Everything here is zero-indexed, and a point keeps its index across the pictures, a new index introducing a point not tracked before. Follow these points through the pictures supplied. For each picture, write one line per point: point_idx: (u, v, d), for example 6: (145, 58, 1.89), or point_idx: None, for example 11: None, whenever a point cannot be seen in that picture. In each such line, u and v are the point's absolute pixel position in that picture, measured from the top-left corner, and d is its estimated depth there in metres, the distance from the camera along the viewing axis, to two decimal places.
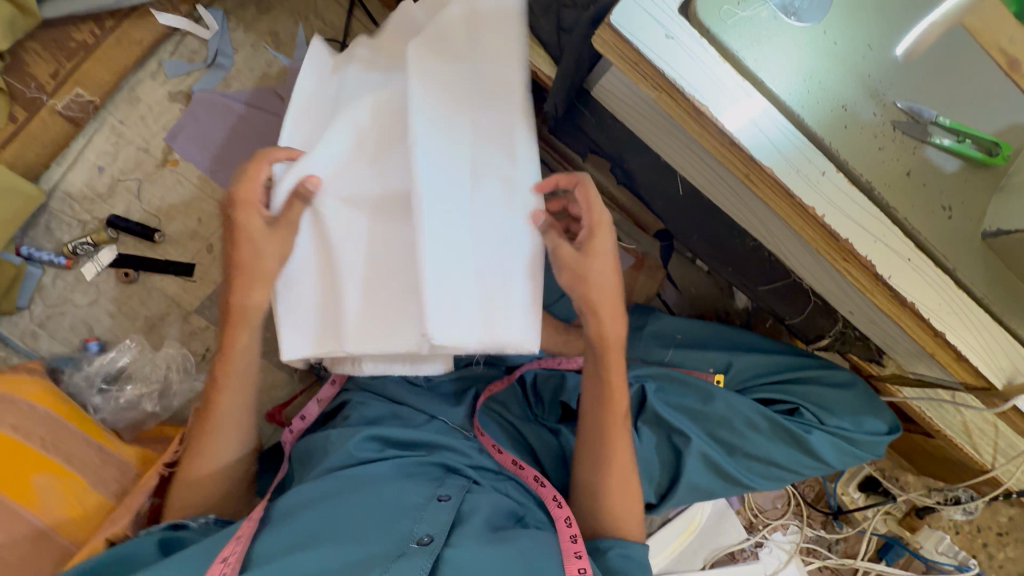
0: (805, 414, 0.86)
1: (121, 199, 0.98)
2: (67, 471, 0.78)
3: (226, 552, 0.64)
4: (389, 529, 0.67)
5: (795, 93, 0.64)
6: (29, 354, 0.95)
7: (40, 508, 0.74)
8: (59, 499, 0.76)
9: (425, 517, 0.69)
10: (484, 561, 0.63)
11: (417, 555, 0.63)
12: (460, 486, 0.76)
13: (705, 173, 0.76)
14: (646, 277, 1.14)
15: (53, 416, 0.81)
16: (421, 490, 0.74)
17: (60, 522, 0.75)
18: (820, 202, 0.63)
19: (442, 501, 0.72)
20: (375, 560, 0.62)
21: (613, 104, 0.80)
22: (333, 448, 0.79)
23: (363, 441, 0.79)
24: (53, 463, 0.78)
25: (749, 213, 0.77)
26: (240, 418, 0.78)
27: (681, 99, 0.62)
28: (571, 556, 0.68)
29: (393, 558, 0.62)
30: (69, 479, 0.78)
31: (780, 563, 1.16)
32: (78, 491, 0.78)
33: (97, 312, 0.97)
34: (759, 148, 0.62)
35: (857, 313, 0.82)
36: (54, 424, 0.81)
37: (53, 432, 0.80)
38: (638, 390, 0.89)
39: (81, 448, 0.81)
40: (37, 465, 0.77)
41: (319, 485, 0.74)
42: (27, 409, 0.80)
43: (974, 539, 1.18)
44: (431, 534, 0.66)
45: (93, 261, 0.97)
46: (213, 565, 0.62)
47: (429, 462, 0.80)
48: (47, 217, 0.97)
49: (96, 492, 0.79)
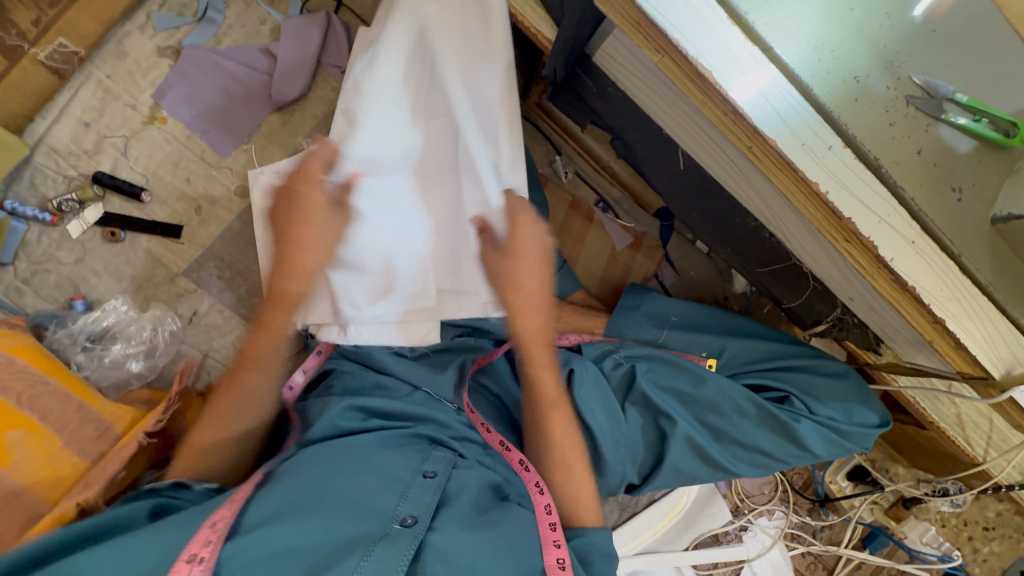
0: (795, 403, 0.84)
1: (107, 156, 0.96)
2: (40, 427, 0.77)
3: (215, 516, 0.59)
4: (374, 503, 0.64)
5: (804, 62, 0.61)
6: (13, 310, 0.94)
7: (10, 464, 0.73)
8: (31, 456, 0.75)
9: (411, 494, 0.66)
10: (467, 548, 0.61)
11: (401, 538, 0.60)
12: (446, 462, 0.73)
13: (707, 147, 0.74)
14: (644, 257, 1.10)
15: (32, 372, 0.80)
16: (406, 463, 0.71)
17: (33, 480, 0.74)
18: (826, 179, 0.60)
19: (429, 478, 0.69)
20: (358, 539, 0.59)
21: (614, 71, 0.77)
22: (316, 416, 0.78)
23: (346, 409, 0.78)
24: (25, 419, 0.76)
25: (751, 189, 0.75)
26: (261, 387, 0.75)
27: (684, 63, 0.58)
28: (550, 544, 0.67)
29: (376, 539, 0.59)
30: (42, 435, 0.77)
31: (764, 547, 1.17)
32: (50, 449, 0.77)
33: (83, 270, 0.96)
34: (764, 118, 0.59)
35: (857, 299, 0.81)
36: (35, 380, 0.80)
37: (32, 388, 0.79)
38: (628, 370, 0.88)
39: (61, 405, 0.81)
40: (10, 420, 0.75)
41: (302, 453, 0.71)
42: (4, 362, 0.79)
43: (959, 532, 1.18)
44: (416, 515, 0.63)
45: (79, 219, 0.95)
46: (199, 530, 0.57)
47: (415, 433, 0.78)
48: (31, 171, 0.94)
49: (69, 451, 0.78)
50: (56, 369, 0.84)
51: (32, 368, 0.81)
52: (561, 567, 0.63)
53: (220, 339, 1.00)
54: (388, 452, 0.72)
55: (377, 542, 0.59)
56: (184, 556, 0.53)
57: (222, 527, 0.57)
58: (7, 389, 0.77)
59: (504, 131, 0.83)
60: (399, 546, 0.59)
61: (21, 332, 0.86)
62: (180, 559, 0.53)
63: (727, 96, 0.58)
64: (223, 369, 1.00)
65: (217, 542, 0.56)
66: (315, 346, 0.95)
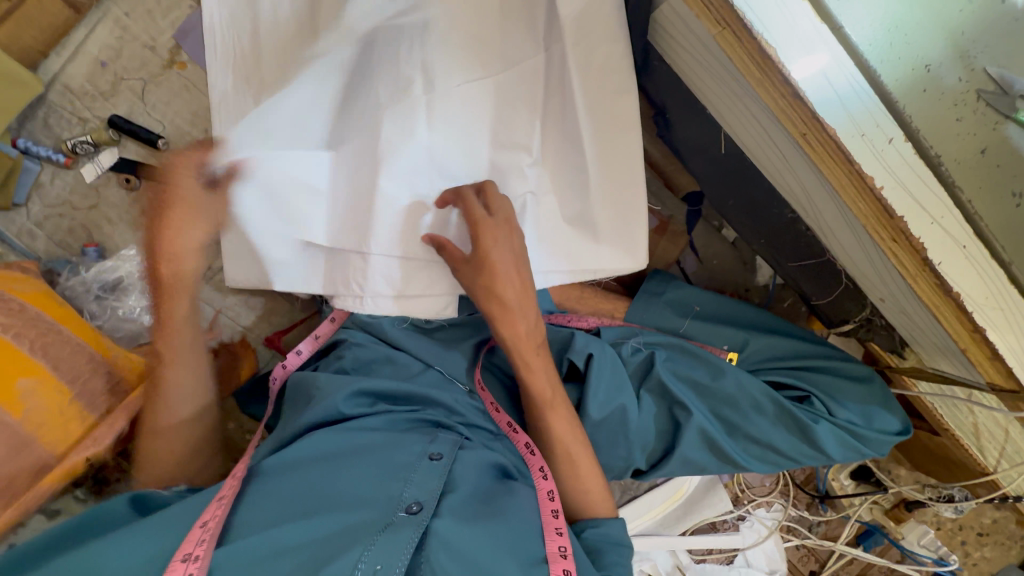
0: (816, 403, 0.82)
1: (123, 99, 0.93)
2: (52, 377, 0.75)
3: (206, 516, 0.60)
4: (379, 489, 0.63)
5: (874, 45, 0.58)
6: (25, 254, 0.92)
7: (22, 412, 0.71)
8: (42, 406, 0.74)
9: (416, 478, 0.65)
10: (473, 541, 0.60)
11: (406, 525, 0.59)
12: (452, 443, 0.72)
13: (755, 133, 0.71)
14: (669, 242, 1.08)
15: (44, 320, 0.79)
16: (412, 446, 0.70)
17: (43, 433, 0.73)
18: (883, 175, 0.57)
19: (435, 459, 0.68)
20: (361, 528, 0.58)
21: (667, 36, 0.75)
22: (318, 395, 0.75)
23: (351, 397, 0.75)
24: (37, 368, 0.74)
25: (796, 182, 0.71)
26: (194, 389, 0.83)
27: (745, 37, 0.55)
28: (552, 532, 0.67)
29: (380, 528, 0.58)
30: (54, 386, 0.75)
31: (759, 538, 1.18)
32: (60, 401, 0.76)
33: (97, 217, 0.94)
34: (824, 102, 0.56)
35: (889, 301, 0.78)
36: (47, 328, 0.78)
37: (44, 336, 0.77)
38: (646, 356, 0.87)
39: (73, 354, 0.79)
40: (23, 368, 0.73)
41: (310, 441, 0.69)
42: (17, 309, 0.77)
43: (953, 536, 1.19)
44: (421, 501, 0.62)
45: (93, 162, 0.92)
46: (191, 530, 0.58)
47: (419, 417, 0.77)
48: (45, 110, 0.91)
49: (79, 405, 0.78)
50: (69, 317, 0.83)
51: (45, 315, 0.79)
52: (561, 555, 0.64)
53: (233, 297, 1.00)
54: (393, 437, 0.71)
55: (380, 532, 0.57)
56: (178, 556, 0.54)
57: (214, 527, 0.58)
58: (19, 335, 0.74)
59: (536, 115, 0.84)
60: (403, 536, 0.57)
61: (33, 277, 0.85)
62: (175, 559, 0.54)
63: (789, 79, 0.54)
64: (235, 327, 1.00)
65: (212, 542, 0.56)
66: (330, 313, 0.93)
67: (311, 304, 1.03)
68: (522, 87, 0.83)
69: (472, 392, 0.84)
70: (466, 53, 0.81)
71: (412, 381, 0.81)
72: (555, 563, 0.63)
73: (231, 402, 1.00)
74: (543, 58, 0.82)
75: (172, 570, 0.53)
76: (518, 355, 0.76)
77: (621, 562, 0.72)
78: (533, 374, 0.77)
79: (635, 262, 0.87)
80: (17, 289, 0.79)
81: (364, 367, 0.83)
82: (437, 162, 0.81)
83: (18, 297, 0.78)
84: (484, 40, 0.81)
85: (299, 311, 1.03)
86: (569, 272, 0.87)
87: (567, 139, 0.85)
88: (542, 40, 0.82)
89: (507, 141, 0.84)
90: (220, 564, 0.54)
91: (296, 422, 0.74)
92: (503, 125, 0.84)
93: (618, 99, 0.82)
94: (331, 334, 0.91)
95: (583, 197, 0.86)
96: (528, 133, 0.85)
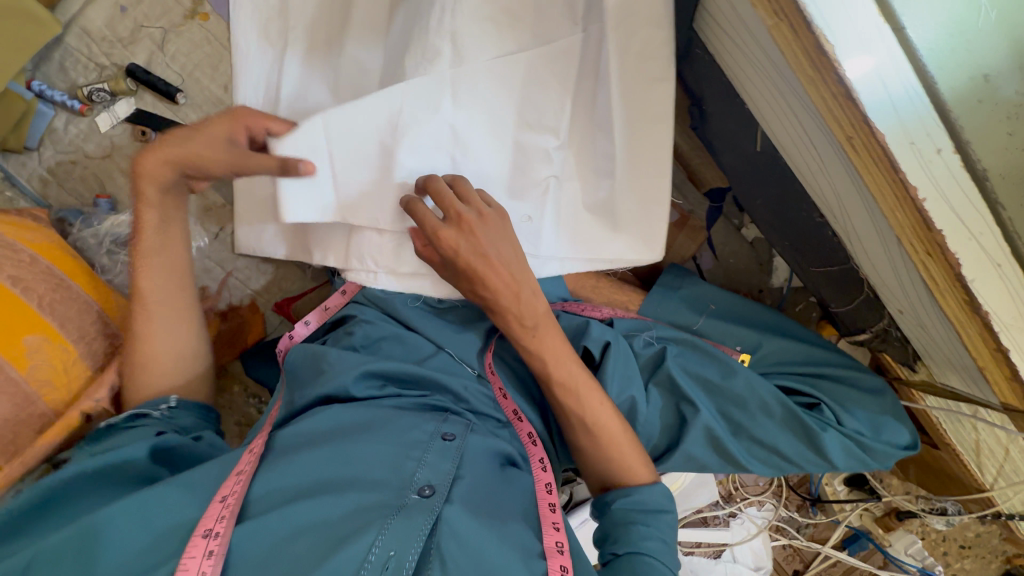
0: (825, 411, 0.82)
1: (142, 48, 0.90)
2: (60, 336, 0.75)
3: (225, 491, 0.60)
4: (391, 470, 0.63)
5: (934, 49, 0.55)
6: (36, 200, 0.91)
7: (26, 369, 0.72)
8: (47, 363, 0.74)
9: (428, 458, 0.65)
10: (483, 529, 0.60)
11: (419, 509, 0.59)
12: (463, 425, 0.72)
13: (795, 133, 0.69)
14: (687, 237, 1.07)
15: (54, 274, 0.77)
16: (423, 426, 0.70)
17: (47, 390, 0.74)
18: (927, 186, 0.56)
19: (448, 441, 0.68)
20: (375, 510, 0.58)
21: (712, 25, 0.73)
22: (329, 372, 0.75)
23: (362, 377, 0.75)
24: (44, 324, 0.74)
25: (832, 187, 0.70)
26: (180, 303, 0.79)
27: (803, 31, 0.53)
28: (548, 526, 0.66)
29: (394, 510, 0.58)
30: (60, 344, 0.75)
31: (748, 535, 1.20)
32: (65, 360, 0.76)
33: (110, 168, 0.92)
34: (877, 105, 0.54)
35: (907, 314, 0.78)
36: (57, 283, 0.77)
37: (55, 292, 0.76)
38: (658, 351, 0.86)
39: (82, 312, 0.78)
40: (32, 323, 0.73)
41: (324, 418, 0.69)
42: (28, 261, 0.76)
43: (936, 546, 1.21)
44: (433, 484, 0.62)
45: (109, 112, 0.90)
46: (211, 504, 0.59)
47: (428, 401, 0.77)
48: (62, 53, 0.89)
49: (83, 363, 0.78)
50: (78, 272, 0.81)
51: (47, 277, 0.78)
52: (558, 550, 0.63)
53: (243, 259, 0.98)
54: (404, 415, 0.71)
55: (394, 514, 0.58)
56: (200, 531, 0.56)
57: (234, 503, 0.59)
58: (29, 289, 0.74)
59: (567, 99, 0.82)
60: (416, 519, 0.58)
61: (44, 226, 0.83)
62: (197, 534, 0.55)
63: (843, 78, 0.53)
64: (244, 290, 0.99)
65: (231, 519, 0.57)
66: (340, 286, 0.92)
67: (322, 273, 1.02)
68: (555, 67, 0.81)
69: (480, 377, 0.82)
70: (501, 26, 0.77)
71: (423, 364, 0.81)
72: (552, 558, 0.62)
73: (236, 364, 1.00)
74: (580, 38, 0.80)
75: (194, 546, 0.54)
76: (534, 343, 0.74)
77: (651, 534, 0.69)
78: (547, 364, 0.76)
79: (653, 254, 0.85)
80: (28, 239, 0.78)
81: (376, 344, 0.82)
82: (460, 138, 0.78)
83: (30, 248, 0.77)
84: (521, 17, 0.78)
85: (309, 280, 1.01)
86: (585, 260, 0.86)
87: (595, 125, 0.83)
88: (580, 20, 0.79)
89: (537, 120, 0.82)
90: (240, 545, 0.55)
91: (306, 395, 0.74)
92: (533, 108, 0.81)
93: (652, 87, 0.79)
94: (340, 307, 0.89)
95: (606, 184, 0.84)
96: (557, 118, 0.83)
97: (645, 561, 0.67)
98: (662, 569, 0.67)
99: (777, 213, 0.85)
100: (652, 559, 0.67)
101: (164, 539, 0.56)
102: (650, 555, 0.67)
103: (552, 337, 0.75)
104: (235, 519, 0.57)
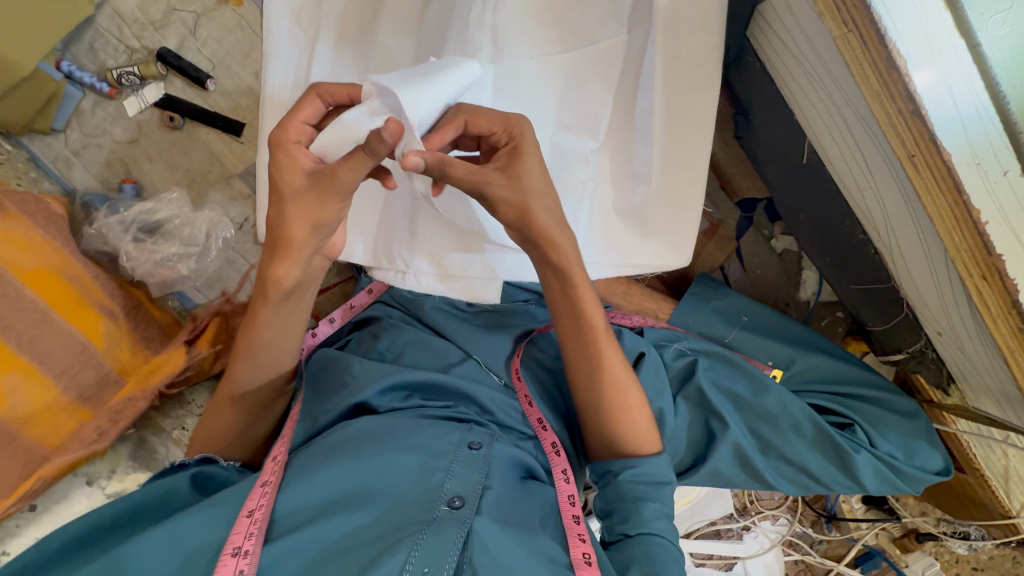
0: (858, 433, 0.80)
1: (174, 31, 0.88)
2: (38, 373, 0.76)
3: (251, 505, 0.59)
4: (419, 482, 0.62)
5: (1011, 65, 0.52)
6: (61, 183, 0.90)
7: (5, 406, 0.73)
8: (26, 400, 0.75)
9: (457, 469, 0.63)
10: (514, 545, 0.58)
11: (450, 522, 0.58)
12: (489, 434, 0.70)
13: (848, 150, 0.67)
14: (716, 246, 1.05)
15: (37, 308, 0.77)
16: (451, 434, 0.68)
17: (28, 421, 0.76)
18: (992, 211, 0.54)
19: (474, 450, 0.66)
20: (406, 524, 0.57)
21: (770, 32, 0.71)
22: (354, 382, 0.73)
23: (386, 387, 0.73)
24: (24, 361, 0.75)
25: (882, 206, 0.68)
26: (264, 370, 0.70)
27: (876, 45, 0.52)
28: (574, 537, 0.64)
29: (426, 523, 0.57)
30: (39, 382, 0.76)
31: (760, 549, 1.18)
32: (45, 396, 0.77)
33: (137, 153, 0.91)
34: (944, 125, 0.53)
35: (947, 336, 0.77)
36: (38, 317, 0.77)
37: (35, 327, 0.76)
38: (689, 363, 0.85)
39: (64, 346, 0.79)
40: (8, 362, 0.74)
41: (347, 428, 0.68)
42: (14, 295, 0.75)
43: (948, 567, 1.14)
44: (463, 496, 0.61)
45: (137, 96, 0.88)
46: (238, 519, 0.58)
47: (452, 411, 0.73)
48: (92, 34, 0.87)
49: (66, 396, 0.79)
50: (66, 303, 0.80)
51: (42, 300, 0.78)
52: (585, 561, 0.62)
53: None
54: (428, 423, 0.69)
55: (425, 528, 0.57)
56: (228, 549, 0.55)
57: (261, 519, 0.58)
58: (9, 327, 0.74)
59: (609, 103, 0.80)
60: (449, 533, 0.57)
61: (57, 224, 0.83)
62: (225, 552, 0.54)
63: (913, 94, 0.52)
64: None
65: (260, 536, 0.56)
66: (366, 284, 0.91)
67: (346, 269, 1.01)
68: (598, 67, 0.78)
69: (507, 386, 0.78)
70: (546, 26, 0.75)
71: (448, 370, 0.77)
72: (579, 569, 0.60)
73: None
74: (624, 39, 0.77)
75: (223, 565, 0.53)
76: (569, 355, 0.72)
77: (660, 511, 0.68)
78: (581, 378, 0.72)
79: (682, 260, 0.83)
80: (21, 266, 0.76)
81: (401, 340, 0.80)
82: None
83: (19, 279, 0.76)
84: (567, 17, 0.75)
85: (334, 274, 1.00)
86: (615, 266, 0.84)
87: (634, 129, 0.81)
88: (625, 20, 0.76)
89: (576, 122, 0.80)
90: (269, 561, 0.54)
91: (332, 404, 0.72)
92: (574, 113, 0.80)
93: (698, 93, 0.77)
94: (366, 305, 0.88)
95: (642, 190, 0.82)
96: (599, 123, 0.81)
97: (658, 543, 0.66)
98: (673, 550, 0.67)
99: (821, 230, 0.83)
100: (662, 539, 0.67)
101: (194, 558, 0.55)
102: (661, 536, 0.67)
103: (613, 346, 0.72)
104: (261, 532, 0.56)
